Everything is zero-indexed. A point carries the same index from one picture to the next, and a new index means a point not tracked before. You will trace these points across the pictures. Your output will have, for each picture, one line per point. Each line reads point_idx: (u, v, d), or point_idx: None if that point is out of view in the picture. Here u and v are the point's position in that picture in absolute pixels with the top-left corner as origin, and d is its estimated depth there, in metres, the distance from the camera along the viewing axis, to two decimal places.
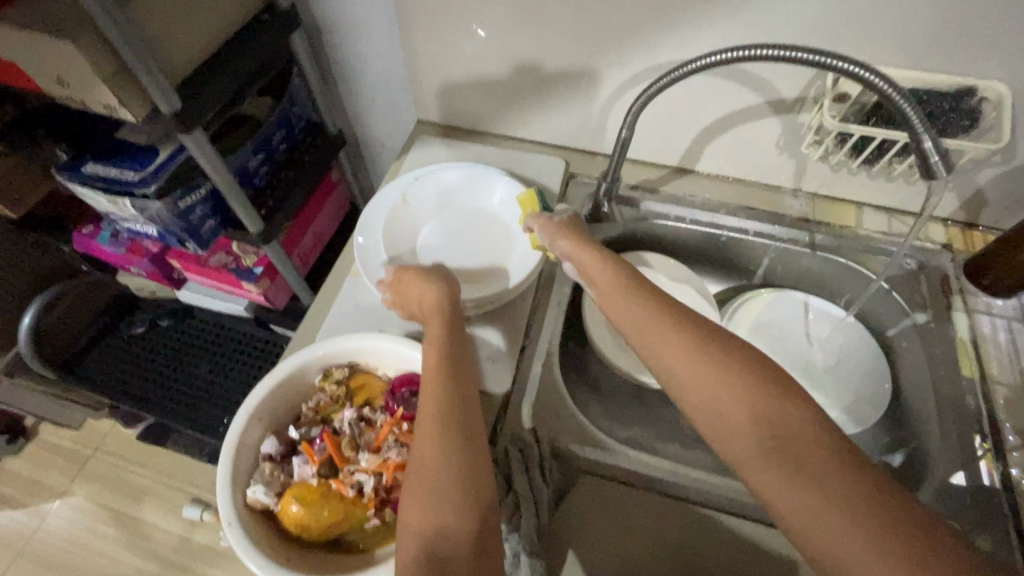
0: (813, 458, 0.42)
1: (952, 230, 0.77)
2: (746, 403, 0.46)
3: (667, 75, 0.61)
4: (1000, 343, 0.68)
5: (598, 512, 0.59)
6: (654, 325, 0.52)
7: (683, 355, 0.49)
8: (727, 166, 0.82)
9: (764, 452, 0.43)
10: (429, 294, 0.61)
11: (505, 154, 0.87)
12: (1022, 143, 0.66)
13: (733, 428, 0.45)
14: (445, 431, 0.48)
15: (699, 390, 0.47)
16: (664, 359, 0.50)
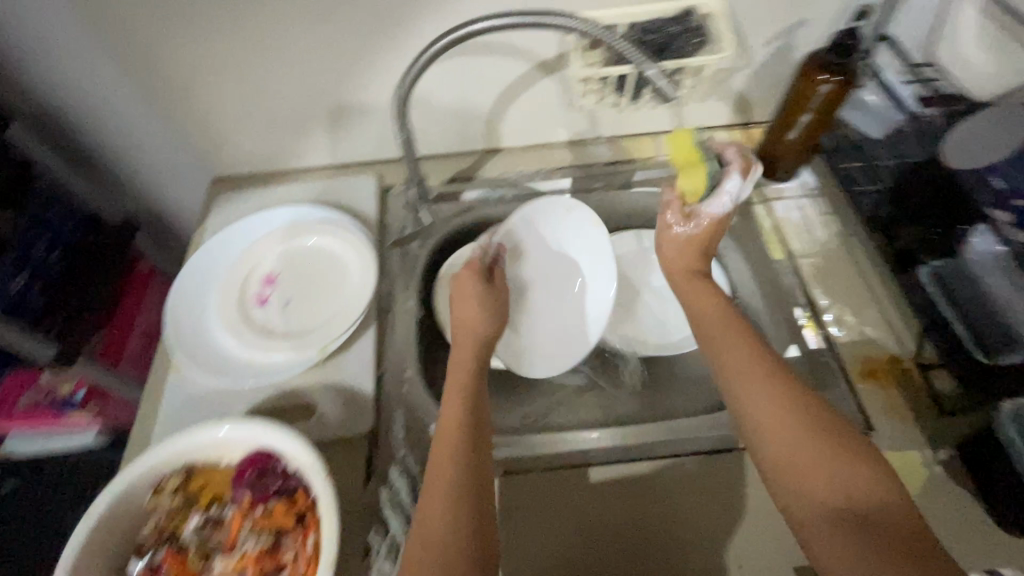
0: (846, 469, 0.43)
1: (735, 133, 0.85)
2: (775, 392, 0.48)
3: (413, 67, 0.59)
4: (795, 220, 0.75)
5: (535, 508, 0.59)
6: (738, 344, 0.53)
7: (735, 349, 0.52)
8: (529, 134, 0.84)
9: (803, 457, 0.44)
10: (470, 318, 0.63)
11: (313, 187, 0.83)
12: (753, 45, 0.73)
13: (772, 434, 0.46)
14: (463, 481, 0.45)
15: (751, 395, 0.48)
16: (726, 353, 0.53)
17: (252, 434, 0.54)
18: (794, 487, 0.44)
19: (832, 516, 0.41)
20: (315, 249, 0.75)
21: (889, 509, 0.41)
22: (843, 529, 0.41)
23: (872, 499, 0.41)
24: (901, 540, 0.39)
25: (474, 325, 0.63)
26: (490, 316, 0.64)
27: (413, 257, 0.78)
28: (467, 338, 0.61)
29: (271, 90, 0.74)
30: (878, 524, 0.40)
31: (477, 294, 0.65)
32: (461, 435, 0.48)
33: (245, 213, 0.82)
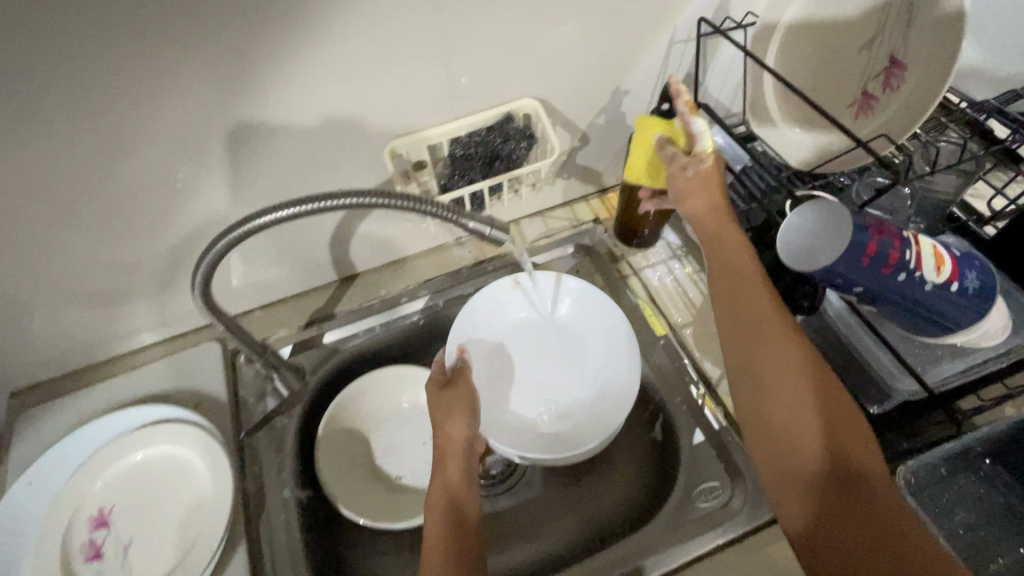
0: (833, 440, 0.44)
1: (592, 202, 0.83)
2: (792, 358, 0.48)
3: (197, 273, 0.50)
4: (669, 287, 0.75)
5: None
6: (762, 292, 0.51)
7: (748, 293, 0.52)
8: (383, 252, 0.78)
9: (800, 421, 0.45)
10: (454, 436, 0.59)
11: (141, 376, 0.70)
12: (585, 127, 0.71)
13: (766, 398, 0.47)
14: None
15: (757, 338, 0.49)
16: (743, 301, 0.52)
17: None
18: (783, 450, 0.46)
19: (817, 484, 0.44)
20: (153, 462, 0.62)
21: (869, 481, 0.43)
22: (823, 499, 0.44)
23: (854, 471, 0.43)
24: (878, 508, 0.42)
25: (456, 448, 0.58)
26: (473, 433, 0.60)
27: (280, 430, 0.68)
28: (456, 459, 0.58)
29: (48, 295, 0.60)
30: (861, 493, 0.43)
31: (458, 410, 0.61)
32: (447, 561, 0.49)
33: (59, 429, 0.67)
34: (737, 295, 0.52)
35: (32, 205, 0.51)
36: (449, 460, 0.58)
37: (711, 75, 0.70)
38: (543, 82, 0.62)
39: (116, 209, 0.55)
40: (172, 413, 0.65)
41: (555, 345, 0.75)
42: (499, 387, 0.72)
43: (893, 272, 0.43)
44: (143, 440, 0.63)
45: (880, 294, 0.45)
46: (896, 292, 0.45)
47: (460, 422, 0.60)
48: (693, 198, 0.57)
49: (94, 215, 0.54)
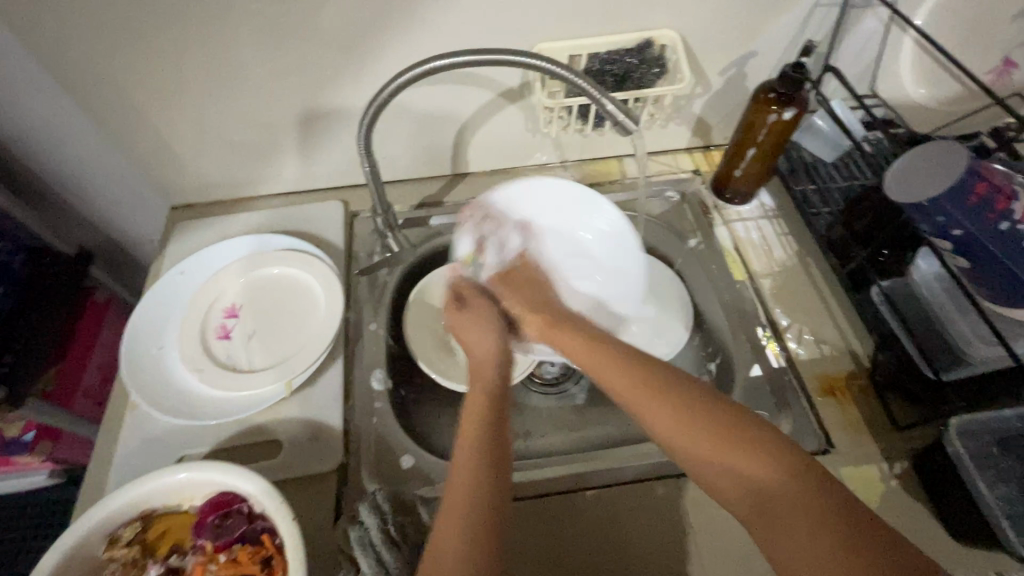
0: (747, 457, 0.43)
1: (696, 154, 0.87)
2: (665, 413, 0.47)
3: (366, 112, 0.60)
4: (755, 241, 0.78)
5: (533, 534, 0.58)
6: (609, 362, 0.52)
7: (601, 357, 0.54)
8: (496, 158, 0.85)
9: (720, 467, 0.44)
10: (483, 343, 0.61)
11: (279, 215, 0.82)
12: (709, 73, 0.75)
13: (686, 448, 0.45)
14: (483, 473, 0.46)
15: (649, 416, 0.48)
16: (623, 393, 0.51)
17: (213, 478, 0.52)
18: (731, 487, 0.43)
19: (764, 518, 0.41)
20: (281, 279, 0.74)
21: (786, 493, 0.41)
22: (771, 532, 0.40)
23: (770, 485, 0.41)
24: (827, 549, 0.37)
25: (484, 361, 0.59)
26: (497, 345, 0.61)
27: (381, 284, 0.77)
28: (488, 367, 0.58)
29: (230, 116, 0.73)
30: (793, 501, 0.40)
31: (482, 325, 0.62)
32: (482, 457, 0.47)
33: (207, 241, 0.80)
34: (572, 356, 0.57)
35: (252, 23, 0.63)
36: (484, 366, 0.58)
37: (848, 45, 0.71)
38: (685, 16, 0.67)
39: (307, 48, 0.67)
40: (302, 245, 0.76)
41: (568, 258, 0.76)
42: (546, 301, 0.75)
43: (996, 218, 0.48)
44: (275, 262, 0.74)
45: (981, 243, 0.49)
46: (995, 245, 0.49)
47: (480, 327, 0.62)
48: (509, 299, 0.67)
49: (289, 47, 0.67)
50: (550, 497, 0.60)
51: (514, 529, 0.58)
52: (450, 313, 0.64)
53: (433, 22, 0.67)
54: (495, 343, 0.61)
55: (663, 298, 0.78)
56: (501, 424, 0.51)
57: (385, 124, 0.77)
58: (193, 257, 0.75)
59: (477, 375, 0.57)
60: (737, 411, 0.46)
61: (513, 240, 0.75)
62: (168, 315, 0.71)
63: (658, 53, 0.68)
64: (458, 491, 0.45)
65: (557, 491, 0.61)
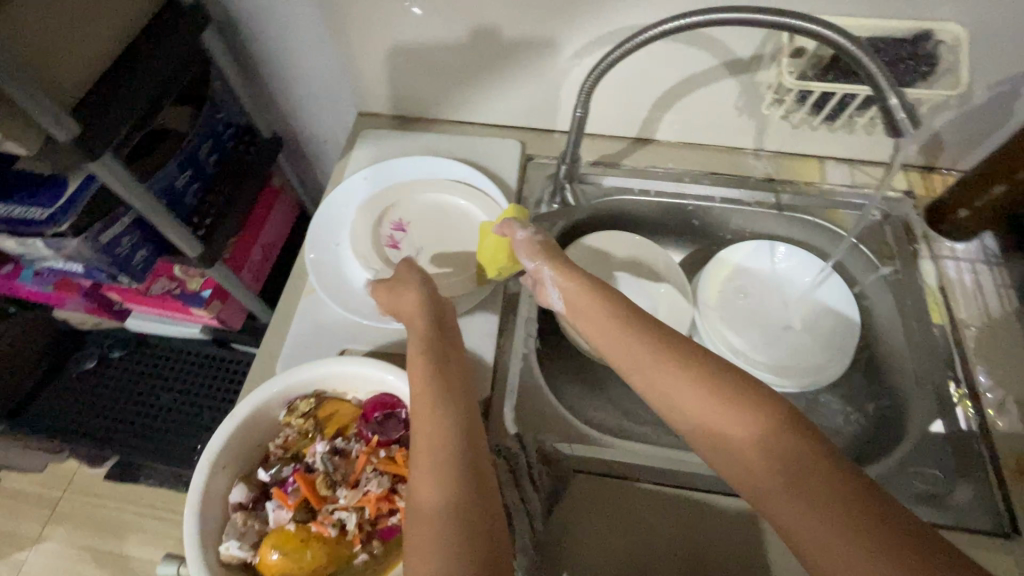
0: (759, 428, 0.42)
1: (913, 175, 0.77)
2: (743, 441, 0.42)
3: (606, 58, 0.57)
4: (967, 286, 0.69)
5: (637, 518, 0.55)
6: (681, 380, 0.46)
7: (651, 356, 0.48)
8: (689, 131, 0.80)
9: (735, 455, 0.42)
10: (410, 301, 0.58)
11: (457, 143, 0.83)
12: (975, 85, 0.65)
13: (704, 416, 0.44)
14: (440, 429, 0.46)
15: (739, 439, 0.42)
16: (681, 406, 0.45)
17: (388, 380, 0.55)
18: (732, 462, 0.42)
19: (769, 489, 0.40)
20: (457, 209, 0.76)
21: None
22: None
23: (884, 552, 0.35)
24: None
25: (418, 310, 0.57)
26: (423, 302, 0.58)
27: None
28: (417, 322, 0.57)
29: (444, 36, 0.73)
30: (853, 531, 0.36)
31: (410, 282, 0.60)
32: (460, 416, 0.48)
33: (388, 153, 0.83)
34: (607, 340, 0.52)
35: None
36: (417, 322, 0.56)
37: None
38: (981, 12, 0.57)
39: None
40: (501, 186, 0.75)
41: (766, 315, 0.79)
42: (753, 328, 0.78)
43: None
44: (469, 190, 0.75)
45: None
46: None
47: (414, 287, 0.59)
48: (592, 326, 0.54)
49: None
50: (675, 488, 0.58)
51: (643, 507, 0.56)
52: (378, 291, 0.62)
53: None
54: (423, 292, 0.58)
55: (821, 337, 0.76)
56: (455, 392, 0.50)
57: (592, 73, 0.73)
58: (380, 167, 0.77)
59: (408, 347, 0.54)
60: (766, 387, 0.44)
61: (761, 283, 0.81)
62: (349, 216, 0.74)
63: (935, 49, 0.59)
64: (429, 439, 0.46)
65: (697, 487, 0.58)
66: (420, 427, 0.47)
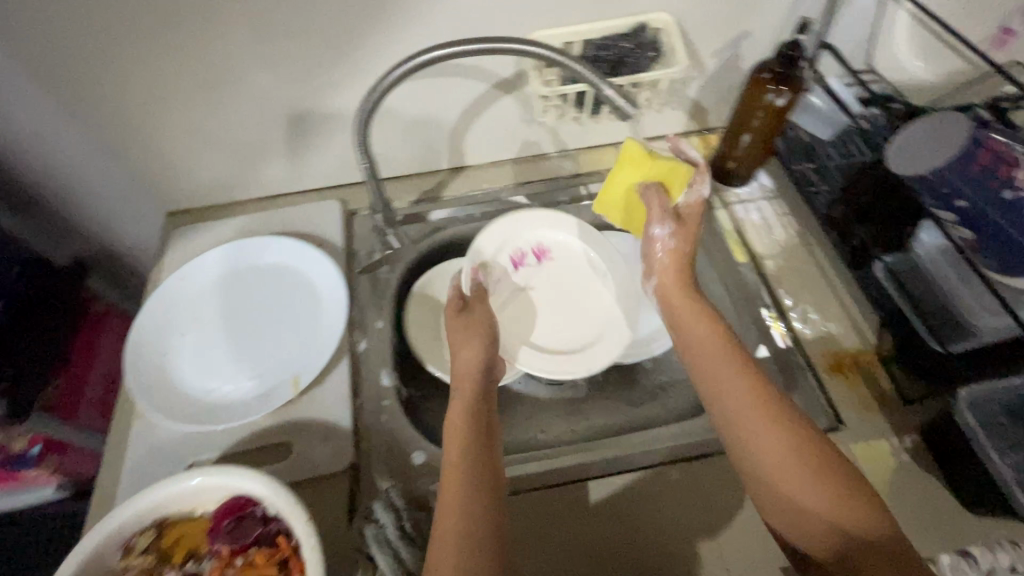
0: (799, 452, 0.49)
1: (693, 139, 0.87)
2: (780, 453, 0.49)
3: (364, 107, 0.59)
4: (756, 222, 0.78)
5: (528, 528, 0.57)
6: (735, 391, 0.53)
7: (722, 378, 0.54)
8: (493, 150, 0.84)
9: (772, 447, 0.49)
10: (463, 363, 0.61)
11: (275, 217, 0.81)
12: (704, 55, 0.75)
13: (755, 443, 0.50)
14: (470, 494, 0.47)
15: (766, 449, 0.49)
16: (733, 412, 0.52)
17: (230, 482, 0.51)
18: (759, 466, 0.50)
19: (797, 491, 0.48)
20: (285, 282, 0.74)
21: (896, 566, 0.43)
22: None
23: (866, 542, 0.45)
24: None
25: (469, 374, 0.60)
26: (478, 362, 0.61)
27: (382, 282, 0.77)
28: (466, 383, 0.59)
29: (225, 120, 0.72)
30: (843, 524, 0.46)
31: (467, 337, 0.63)
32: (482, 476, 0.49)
33: (205, 246, 0.79)
34: (694, 346, 0.58)
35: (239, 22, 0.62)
36: (466, 386, 0.59)
37: (845, 19, 0.71)
38: None
39: (302, 44, 0.66)
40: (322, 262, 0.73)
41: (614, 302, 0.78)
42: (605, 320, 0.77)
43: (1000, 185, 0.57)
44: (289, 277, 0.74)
45: None
46: None
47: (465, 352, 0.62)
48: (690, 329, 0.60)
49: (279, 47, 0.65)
50: (558, 487, 0.60)
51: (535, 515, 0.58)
52: (450, 314, 0.66)
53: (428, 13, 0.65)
54: (474, 357, 0.61)
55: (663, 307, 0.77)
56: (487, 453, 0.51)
57: (382, 119, 0.76)
58: (195, 264, 0.74)
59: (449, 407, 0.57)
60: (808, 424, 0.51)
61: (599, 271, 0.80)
62: (172, 324, 0.70)
63: (654, 36, 0.68)
64: (452, 503, 0.46)
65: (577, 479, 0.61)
66: (446, 498, 0.47)
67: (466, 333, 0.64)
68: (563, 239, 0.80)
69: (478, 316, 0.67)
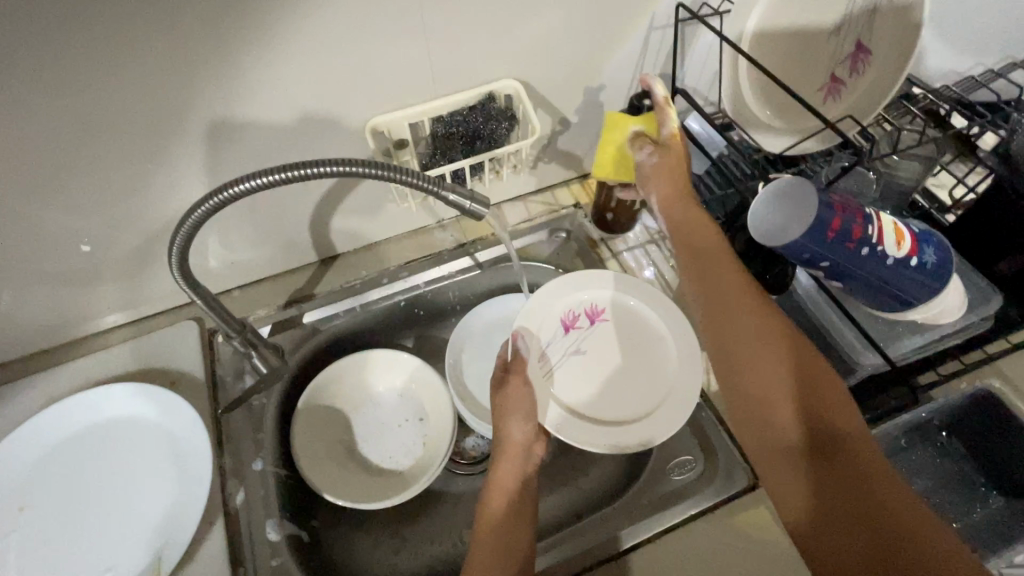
0: (786, 371, 0.46)
1: (573, 187, 0.84)
2: (767, 370, 0.47)
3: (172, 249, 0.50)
4: (645, 269, 0.77)
5: None
6: (724, 297, 0.51)
7: (726, 284, 0.52)
8: (365, 233, 0.77)
9: (769, 380, 0.46)
10: (515, 429, 0.60)
11: (117, 355, 0.70)
12: (563, 111, 0.71)
13: (741, 358, 0.48)
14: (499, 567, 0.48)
15: (750, 360, 0.48)
16: (727, 326, 0.50)
17: None
18: (738, 388, 0.48)
19: (777, 414, 0.45)
20: (135, 438, 0.63)
21: (885, 500, 0.39)
22: (837, 502, 0.40)
23: (857, 468, 0.41)
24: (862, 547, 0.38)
25: (519, 444, 0.59)
26: (530, 423, 0.60)
27: (258, 410, 0.67)
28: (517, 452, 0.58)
29: (19, 267, 0.60)
30: (831, 447, 0.42)
31: (517, 408, 0.61)
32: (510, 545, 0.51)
33: (31, 409, 0.66)
34: (685, 253, 0.56)
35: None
36: (512, 452, 0.58)
37: (690, 60, 0.70)
38: (523, 64, 0.63)
39: (91, 176, 0.55)
40: (177, 408, 0.62)
41: (619, 359, 0.67)
42: (612, 382, 0.66)
43: (855, 246, 0.46)
44: (141, 428, 0.63)
45: (846, 269, 0.47)
46: (859, 267, 0.47)
47: (524, 410, 0.61)
48: (678, 235, 0.57)
49: (65, 183, 0.54)
50: None
51: None
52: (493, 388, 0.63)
53: (241, 120, 0.56)
54: (524, 423, 0.60)
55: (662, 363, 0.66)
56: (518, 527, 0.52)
57: (224, 228, 0.66)
58: (12, 436, 0.60)
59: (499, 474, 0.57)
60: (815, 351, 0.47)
61: (591, 325, 0.69)
62: None
63: (502, 107, 0.64)
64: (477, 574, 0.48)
65: None
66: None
67: (512, 403, 0.62)
68: (548, 294, 0.69)
69: (518, 369, 0.64)
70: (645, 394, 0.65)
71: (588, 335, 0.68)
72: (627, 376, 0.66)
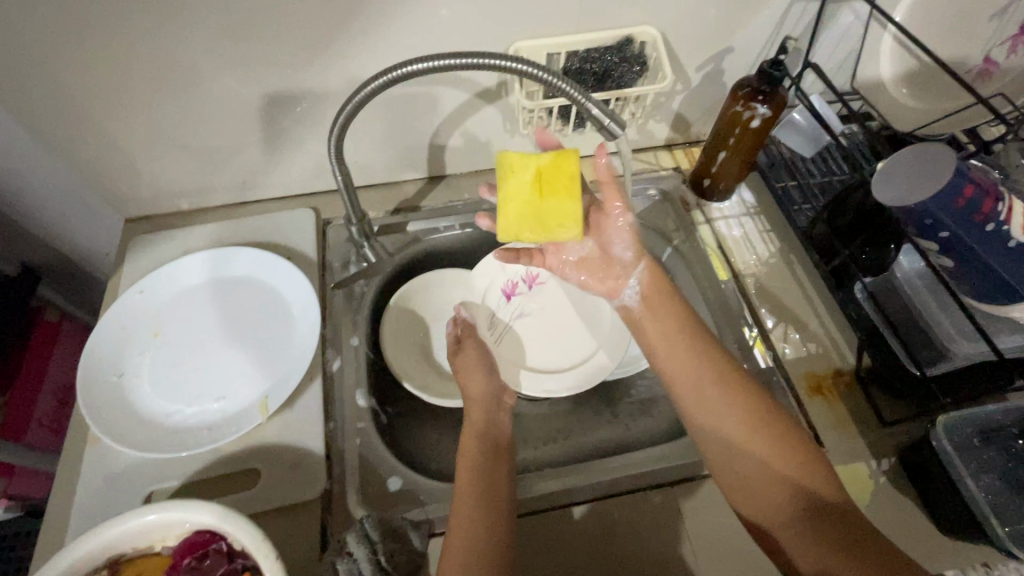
0: (749, 423, 0.54)
1: (676, 152, 0.86)
2: (733, 422, 0.55)
3: (336, 120, 0.56)
4: (736, 237, 0.78)
5: (536, 546, 0.58)
6: (694, 364, 0.58)
7: (681, 350, 0.60)
8: (474, 159, 0.82)
9: (741, 436, 0.54)
10: (475, 383, 0.65)
11: (242, 225, 0.77)
12: (687, 70, 0.74)
13: (714, 421, 0.56)
14: (480, 508, 0.51)
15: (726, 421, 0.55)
16: (694, 387, 0.58)
17: (189, 519, 0.47)
18: (712, 442, 0.55)
19: (753, 460, 0.53)
20: (254, 296, 0.70)
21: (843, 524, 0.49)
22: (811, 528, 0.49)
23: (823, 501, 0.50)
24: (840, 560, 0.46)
25: (481, 398, 0.64)
26: (487, 379, 0.66)
27: (357, 297, 0.74)
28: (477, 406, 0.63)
29: (185, 127, 0.68)
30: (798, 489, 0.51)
31: (475, 365, 0.67)
32: (488, 488, 0.53)
33: (165, 258, 0.75)
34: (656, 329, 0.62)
35: (198, 27, 0.57)
36: (477, 407, 0.63)
37: (829, 37, 0.71)
38: (664, 14, 0.65)
39: (267, 53, 0.61)
40: (294, 276, 0.70)
41: (557, 323, 0.80)
42: (552, 341, 0.79)
43: (984, 220, 0.49)
44: (260, 289, 0.71)
45: (967, 243, 0.50)
46: (982, 244, 0.50)
47: (479, 371, 0.66)
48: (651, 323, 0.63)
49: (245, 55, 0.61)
50: (557, 509, 0.60)
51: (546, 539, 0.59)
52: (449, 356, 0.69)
53: (404, 22, 0.61)
54: (486, 379, 0.65)
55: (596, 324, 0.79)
56: (496, 468, 0.56)
57: (358, 126, 0.72)
58: (158, 273, 0.70)
59: (471, 421, 0.61)
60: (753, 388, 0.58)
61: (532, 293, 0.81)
62: (129, 336, 0.66)
63: (637, 52, 0.67)
64: (462, 517, 0.51)
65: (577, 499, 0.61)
66: (461, 516, 0.51)
67: (467, 363, 0.67)
68: (490, 267, 0.80)
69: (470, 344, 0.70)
70: (575, 351, 0.78)
71: (531, 301, 0.81)
72: (564, 335, 0.79)
